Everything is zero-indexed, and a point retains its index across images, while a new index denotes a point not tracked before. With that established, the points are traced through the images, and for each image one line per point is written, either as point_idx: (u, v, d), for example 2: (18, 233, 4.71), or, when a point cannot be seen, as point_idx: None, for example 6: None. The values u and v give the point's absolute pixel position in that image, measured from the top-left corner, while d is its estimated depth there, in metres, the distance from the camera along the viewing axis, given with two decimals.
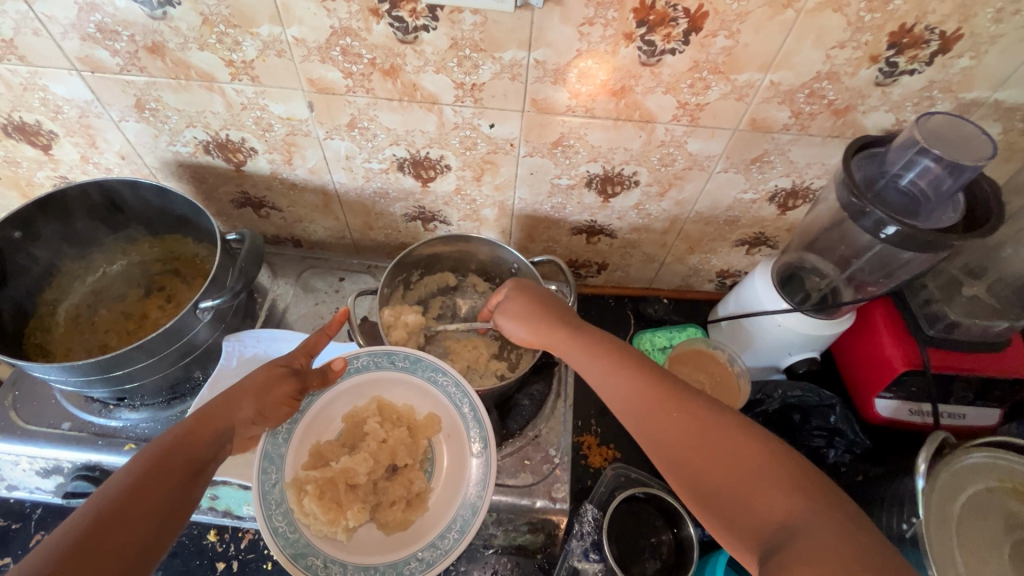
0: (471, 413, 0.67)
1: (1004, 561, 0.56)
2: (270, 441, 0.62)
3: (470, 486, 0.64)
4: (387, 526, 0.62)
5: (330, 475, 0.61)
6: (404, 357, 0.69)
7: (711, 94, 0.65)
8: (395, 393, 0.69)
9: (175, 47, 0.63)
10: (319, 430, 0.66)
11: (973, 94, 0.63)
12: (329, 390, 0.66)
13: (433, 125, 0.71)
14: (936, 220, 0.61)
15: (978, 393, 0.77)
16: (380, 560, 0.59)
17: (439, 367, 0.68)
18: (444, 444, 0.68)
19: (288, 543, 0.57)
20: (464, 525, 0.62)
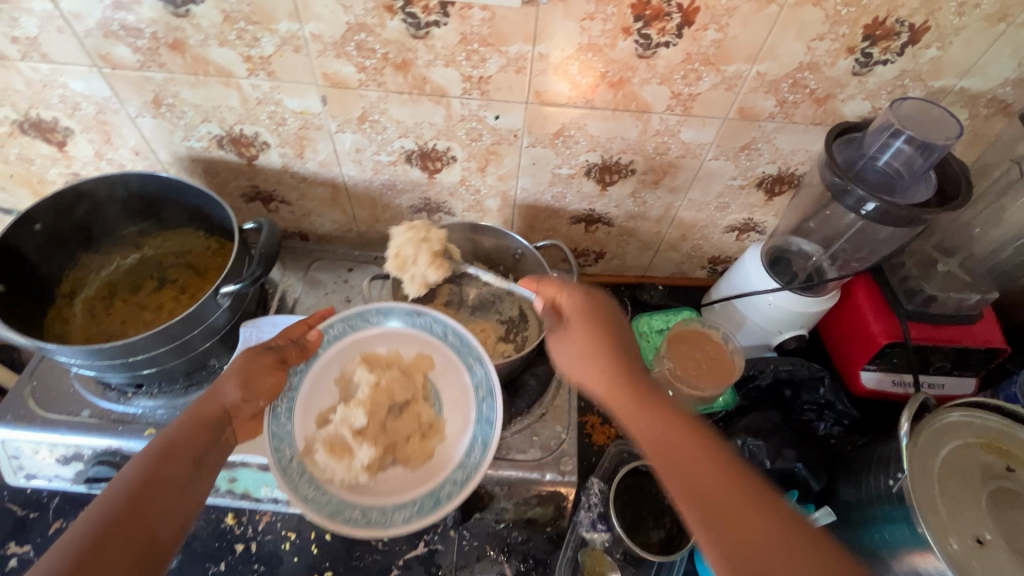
0: (457, 340, 0.73)
1: (982, 508, 0.61)
2: (273, 422, 0.66)
3: (478, 405, 0.69)
4: (411, 463, 0.67)
5: (341, 428, 0.66)
6: (375, 312, 0.74)
7: (702, 85, 0.69)
8: (379, 345, 0.74)
9: (195, 43, 0.66)
10: (320, 400, 0.70)
11: (941, 82, 0.68)
12: (312, 359, 0.71)
13: (441, 117, 0.74)
14: (909, 197, 0.66)
15: (956, 363, 0.82)
16: (413, 495, 0.64)
17: (412, 311, 0.74)
18: (441, 378, 0.73)
19: (323, 504, 0.62)
20: (485, 439, 0.67)
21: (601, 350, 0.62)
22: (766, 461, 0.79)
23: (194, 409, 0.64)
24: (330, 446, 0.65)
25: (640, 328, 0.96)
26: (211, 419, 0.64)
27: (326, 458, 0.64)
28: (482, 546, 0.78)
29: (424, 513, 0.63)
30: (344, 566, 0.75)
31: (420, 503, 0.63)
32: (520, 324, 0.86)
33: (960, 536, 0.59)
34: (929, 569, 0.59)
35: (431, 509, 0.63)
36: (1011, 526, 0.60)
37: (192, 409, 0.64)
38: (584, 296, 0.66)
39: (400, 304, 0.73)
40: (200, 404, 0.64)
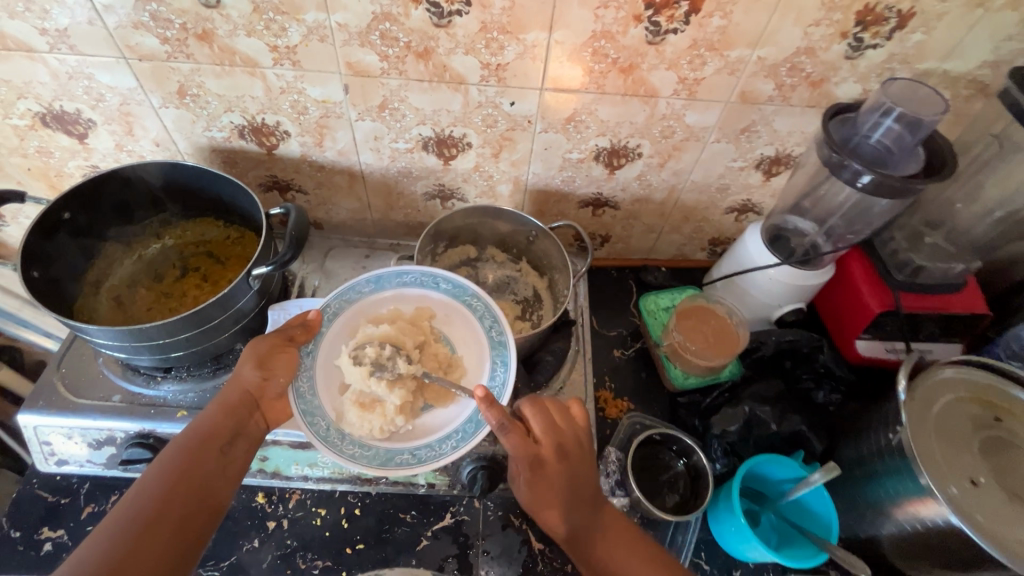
0: (451, 286, 0.77)
1: (975, 453, 0.66)
2: (299, 401, 0.67)
3: (486, 333, 0.74)
4: (442, 400, 0.71)
5: (365, 382, 0.68)
6: (366, 282, 0.76)
7: (707, 70, 0.74)
8: (378, 309, 0.76)
9: (224, 34, 0.68)
10: (336, 369, 0.72)
11: (926, 64, 0.74)
12: (316, 338, 0.72)
13: (458, 104, 0.78)
14: (900, 169, 0.71)
15: (944, 328, 0.88)
16: (453, 426, 0.68)
17: (400, 271, 0.77)
18: (446, 326, 0.76)
19: (371, 457, 0.65)
20: (504, 359, 0.71)
21: (558, 508, 0.64)
22: (773, 425, 0.84)
23: (222, 398, 0.67)
24: (360, 403, 0.67)
25: (648, 307, 0.99)
26: (237, 407, 0.67)
27: (360, 414, 0.67)
28: (508, 516, 0.81)
29: (468, 438, 0.67)
30: (374, 539, 0.78)
31: (462, 431, 0.67)
32: (535, 304, 0.91)
33: (956, 479, 0.64)
34: (931, 515, 0.64)
35: (474, 432, 0.67)
36: (1000, 468, 0.66)
37: (218, 398, 0.68)
38: (532, 462, 0.63)
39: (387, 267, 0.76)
40: (225, 392, 0.68)
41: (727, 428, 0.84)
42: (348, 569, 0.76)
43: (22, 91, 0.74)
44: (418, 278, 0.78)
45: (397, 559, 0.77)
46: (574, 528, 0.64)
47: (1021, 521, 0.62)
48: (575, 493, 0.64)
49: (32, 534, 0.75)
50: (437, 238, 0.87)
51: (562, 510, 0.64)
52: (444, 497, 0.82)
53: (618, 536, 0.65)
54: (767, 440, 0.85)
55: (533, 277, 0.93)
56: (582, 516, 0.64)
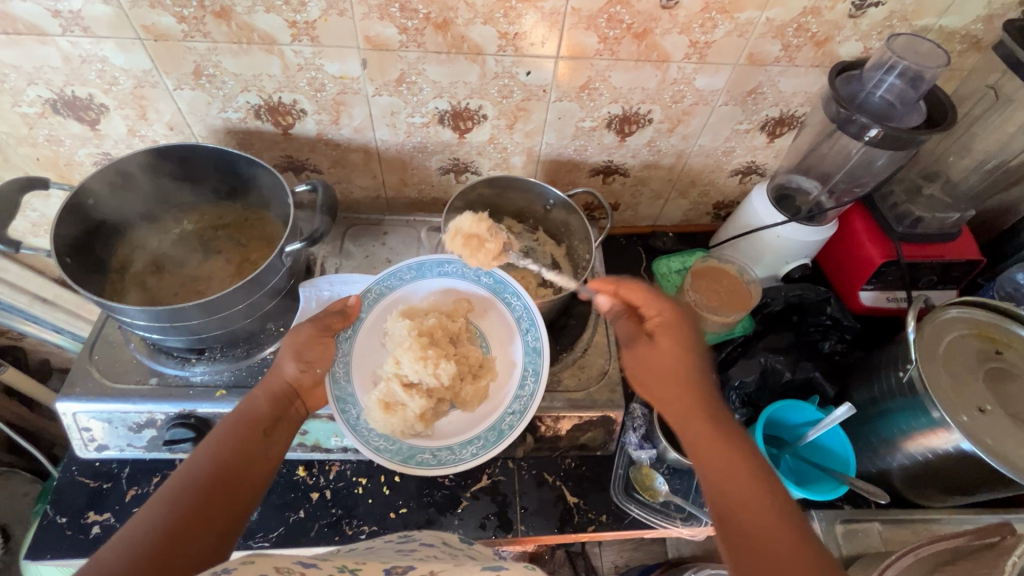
0: (492, 281, 0.77)
1: (984, 385, 0.71)
2: (334, 387, 0.68)
3: (523, 336, 0.74)
4: (469, 405, 0.71)
5: (394, 385, 0.68)
6: (407, 269, 0.77)
7: (717, 33, 0.76)
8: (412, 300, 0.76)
9: (242, 11, 0.68)
10: (371, 357, 0.73)
11: (924, 21, 0.77)
12: (354, 323, 0.72)
13: (475, 76, 0.79)
14: (905, 122, 0.75)
15: (941, 275, 0.93)
16: (478, 430, 0.69)
17: (441, 260, 0.77)
18: (483, 318, 0.77)
19: (395, 453, 0.66)
20: (535, 368, 0.71)
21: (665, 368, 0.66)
22: (787, 372, 0.89)
23: (263, 386, 0.65)
24: (386, 403, 0.67)
25: (660, 269, 1.03)
26: (280, 395, 0.65)
27: (382, 417, 0.66)
28: (541, 473, 0.85)
29: (491, 445, 0.68)
30: (416, 503, 0.81)
31: (485, 438, 0.68)
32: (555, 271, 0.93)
33: (966, 409, 0.69)
34: (942, 444, 0.70)
35: (497, 441, 0.68)
36: (1005, 394, 0.71)
37: (257, 388, 0.65)
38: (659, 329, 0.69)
39: (430, 256, 0.76)
40: (267, 380, 0.66)
41: (746, 378, 0.89)
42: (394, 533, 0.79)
43: (32, 77, 0.73)
44: (459, 269, 0.78)
45: (440, 519, 0.80)
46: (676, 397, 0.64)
47: None
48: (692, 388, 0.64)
49: (78, 518, 0.76)
50: (458, 209, 0.87)
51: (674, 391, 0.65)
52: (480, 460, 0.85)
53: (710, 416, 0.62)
54: (782, 387, 0.91)
55: (551, 246, 0.94)
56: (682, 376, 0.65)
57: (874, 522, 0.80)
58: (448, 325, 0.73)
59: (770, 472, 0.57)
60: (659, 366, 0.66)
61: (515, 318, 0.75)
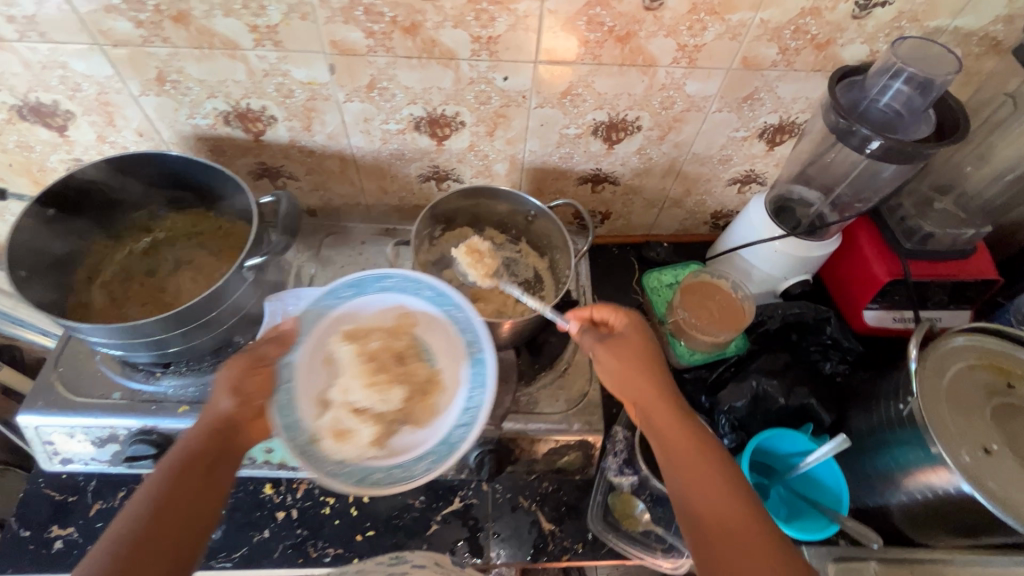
0: (434, 293, 0.73)
1: (990, 422, 0.65)
2: (280, 416, 0.63)
3: (468, 349, 0.70)
4: (422, 422, 0.66)
5: (341, 412, 0.63)
6: (346, 287, 0.72)
7: (708, 35, 0.71)
8: (351, 320, 0.70)
9: (200, 15, 0.65)
10: (315, 382, 0.66)
11: (936, 22, 0.71)
12: (295, 348, 0.67)
13: (449, 81, 0.75)
14: (910, 134, 0.68)
15: (952, 295, 0.86)
16: (427, 446, 0.65)
17: (381, 275, 0.73)
18: (427, 332, 0.71)
19: (349, 476, 0.62)
20: (481, 379, 0.68)
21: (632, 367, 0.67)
22: (781, 398, 0.84)
23: (203, 420, 0.60)
24: (336, 432, 0.62)
25: (651, 283, 0.98)
26: (219, 428, 0.59)
27: (334, 445, 0.62)
28: (516, 497, 0.81)
29: (443, 460, 0.64)
30: (384, 525, 0.78)
31: (437, 452, 0.64)
32: (537, 284, 0.89)
33: (970, 448, 0.63)
34: (941, 484, 0.64)
35: (448, 455, 0.64)
36: (1013, 434, 0.65)
37: (198, 421, 0.60)
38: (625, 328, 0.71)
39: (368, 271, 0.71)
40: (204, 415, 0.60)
41: (735, 403, 0.84)
42: (360, 556, 0.76)
43: None
44: (401, 283, 0.74)
45: (408, 543, 0.77)
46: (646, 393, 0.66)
47: None
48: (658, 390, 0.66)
49: (42, 532, 0.75)
50: (434, 221, 0.84)
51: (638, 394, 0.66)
52: (452, 482, 0.81)
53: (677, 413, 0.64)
54: (776, 414, 0.85)
55: (534, 258, 0.90)
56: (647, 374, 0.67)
57: (869, 561, 0.74)
58: (392, 345, 0.68)
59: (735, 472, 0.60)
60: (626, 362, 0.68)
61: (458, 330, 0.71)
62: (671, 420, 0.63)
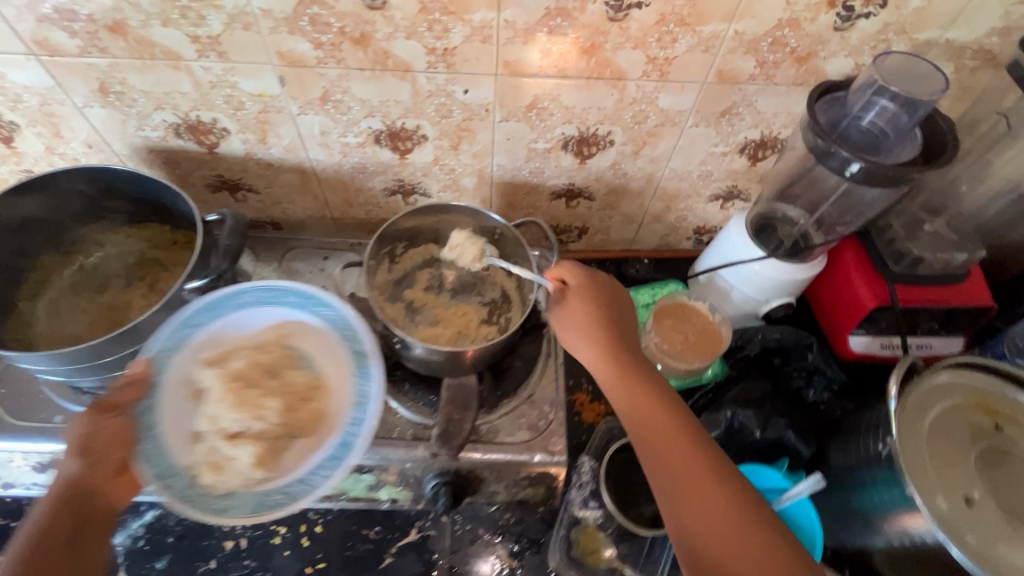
0: (299, 296, 0.69)
1: (971, 466, 0.61)
2: (149, 465, 0.57)
3: (344, 346, 0.66)
4: (311, 430, 0.61)
5: (214, 441, 0.58)
6: (196, 313, 0.65)
7: (679, 48, 0.66)
8: (209, 345, 0.64)
9: (137, 25, 0.62)
10: (182, 418, 0.60)
11: (926, 34, 0.66)
12: (152, 390, 0.60)
13: (407, 94, 0.71)
14: (893, 156, 0.63)
15: (943, 322, 0.82)
16: (321, 454, 0.59)
17: (235, 292, 0.67)
18: (300, 338, 0.66)
19: (240, 504, 0.57)
20: (364, 371, 0.65)
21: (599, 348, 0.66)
22: (757, 431, 0.80)
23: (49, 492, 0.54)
24: (212, 463, 0.57)
25: None
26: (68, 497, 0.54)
27: (214, 478, 0.57)
28: (476, 528, 0.78)
29: (343, 462, 0.59)
30: (336, 557, 0.75)
31: (334, 455, 0.59)
32: (503, 305, 0.82)
33: (950, 495, 0.59)
34: (919, 530, 0.60)
35: (348, 455, 0.59)
36: (998, 482, 0.60)
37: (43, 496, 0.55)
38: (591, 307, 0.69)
39: (217, 292, 0.65)
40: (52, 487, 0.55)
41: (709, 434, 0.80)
42: None
43: None
44: (259, 296, 0.68)
45: None
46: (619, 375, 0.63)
47: (1019, 542, 0.56)
48: (615, 343, 0.66)
49: None
50: (392, 240, 0.80)
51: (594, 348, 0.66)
52: (409, 511, 0.78)
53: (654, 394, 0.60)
54: (751, 446, 0.82)
55: (502, 277, 0.83)
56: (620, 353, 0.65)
57: None
58: (259, 359, 0.63)
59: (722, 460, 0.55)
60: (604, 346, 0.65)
61: (332, 327, 0.67)
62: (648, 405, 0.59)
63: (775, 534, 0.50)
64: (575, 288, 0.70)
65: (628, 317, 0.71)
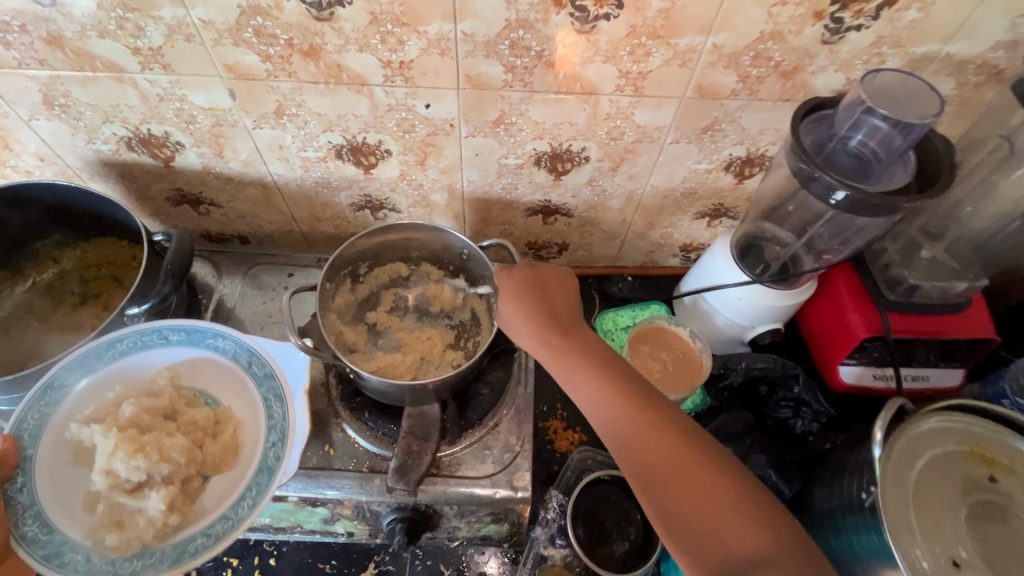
0: (182, 333, 0.66)
1: (958, 521, 0.57)
2: (34, 548, 0.53)
3: (243, 377, 0.65)
4: (224, 464, 0.60)
5: (114, 498, 0.55)
6: (65, 370, 0.61)
7: (653, 61, 0.62)
8: (84, 404, 0.61)
9: (73, 36, 0.58)
10: (73, 484, 0.57)
11: (924, 48, 0.60)
12: (24, 466, 0.56)
13: (365, 108, 0.67)
14: (882, 184, 0.59)
15: (941, 354, 0.75)
16: (242, 484, 0.58)
17: (108, 341, 0.63)
18: (194, 376, 0.66)
19: (155, 559, 0.54)
20: (272, 391, 0.64)
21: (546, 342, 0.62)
22: None
23: None
24: (116, 521, 0.55)
25: (605, 325, 0.92)
26: None
27: (117, 539, 0.53)
28: (436, 564, 0.76)
29: (265, 490, 0.57)
30: None
31: (255, 484, 0.58)
32: (472, 328, 0.81)
33: (934, 555, 0.54)
34: None
35: (269, 481, 0.58)
36: (989, 542, 0.55)
37: None
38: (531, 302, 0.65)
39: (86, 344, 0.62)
40: None
41: None
42: None
43: None
44: (137, 341, 0.65)
45: None
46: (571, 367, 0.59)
47: None
48: (555, 328, 0.62)
49: None
50: (353, 261, 0.77)
51: (534, 337, 0.63)
52: (368, 544, 0.76)
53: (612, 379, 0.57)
54: None
55: (472, 298, 0.81)
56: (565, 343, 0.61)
57: None
58: (150, 405, 0.60)
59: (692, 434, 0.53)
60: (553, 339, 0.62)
61: (229, 358, 0.66)
62: (606, 394, 0.56)
63: (756, 504, 0.49)
64: (517, 281, 0.67)
65: (561, 293, 0.67)
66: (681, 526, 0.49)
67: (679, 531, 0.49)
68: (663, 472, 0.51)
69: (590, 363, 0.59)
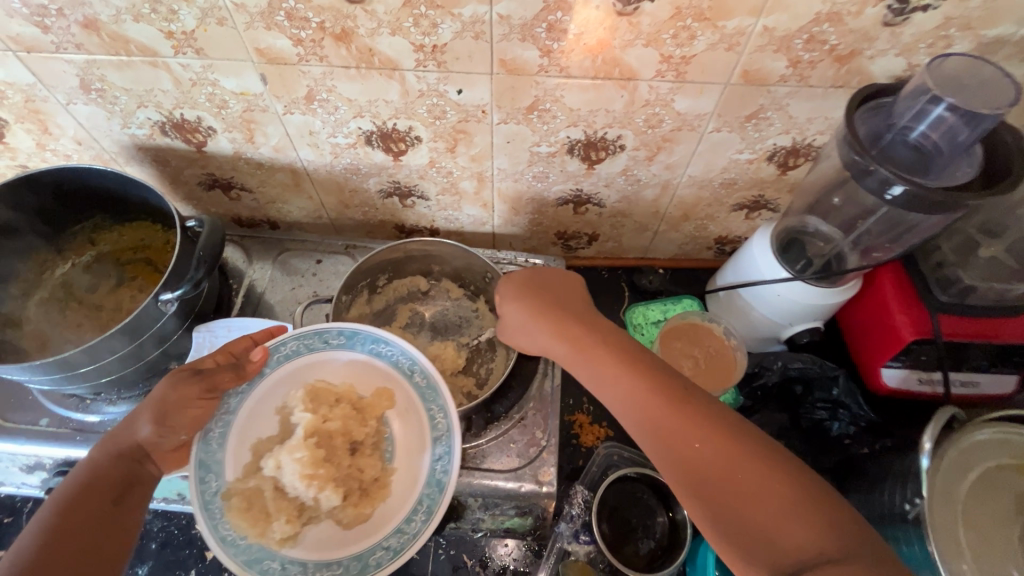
0: (423, 379, 0.60)
1: (1013, 539, 0.54)
2: (202, 449, 0.54)
3: (428, 458, 0.58)
4: (348, 523, 0.56)
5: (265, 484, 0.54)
6: (338, 334, 0.61)
7: (698, 45, 0.58)
8: (331, 372, 0.61)
9: (108, 20, 0.58)
10: (255, 428, 0.58)
11: (997, 30, 0.56)
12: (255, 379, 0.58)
13: (396, 94, 0.66)
14: (943, 178, 0.55)
15: (996, 359, 0.70)
16: (343, 553, 0.54)
17: (378, 337, 0.61)
18: (399, 420, 0.61)
19: (239, 551, 0.51)
20: (431, 505, 0.55)
21: (555, 333, 0.60)
22: None
23: (107, 442, 0.53)
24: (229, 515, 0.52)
25: (635, 320, 0.92)
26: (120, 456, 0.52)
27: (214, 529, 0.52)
28: (458, 555, 0.76)
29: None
30: None
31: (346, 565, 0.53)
32: (486, 352, 0.80)
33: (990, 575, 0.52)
34: None
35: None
36: None
37: (108, 440, 0.53)
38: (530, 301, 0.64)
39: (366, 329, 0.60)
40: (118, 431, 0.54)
41: None
42: None
43: None
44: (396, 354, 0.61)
45: None
46: (584, 351, 0.57)
47: None
48: (570, 320, 0.60)
49: None
50: (373, 272, 0.80)
51: (549, 333, 0.61)
52: None
53: (629, 365, 0.54)
54: None
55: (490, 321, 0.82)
56: (580, 331, 0.59)
57: None
58: (348, 429, 0.58)
59: (740, 424, 0.48)
60: (568, 329, 0.59)
61: (433, 435, 0.59)
62: (625, 385, 0.52)
63: (815, 497, 0.42)
64: (518, 279, 0.68)
65: (574, 292, 0.66)
66: (730, 525, 0.43)
67: (726, 528, 0.43)
68: (699, 464, 0.46)
69: (608, 350, 0.56)
